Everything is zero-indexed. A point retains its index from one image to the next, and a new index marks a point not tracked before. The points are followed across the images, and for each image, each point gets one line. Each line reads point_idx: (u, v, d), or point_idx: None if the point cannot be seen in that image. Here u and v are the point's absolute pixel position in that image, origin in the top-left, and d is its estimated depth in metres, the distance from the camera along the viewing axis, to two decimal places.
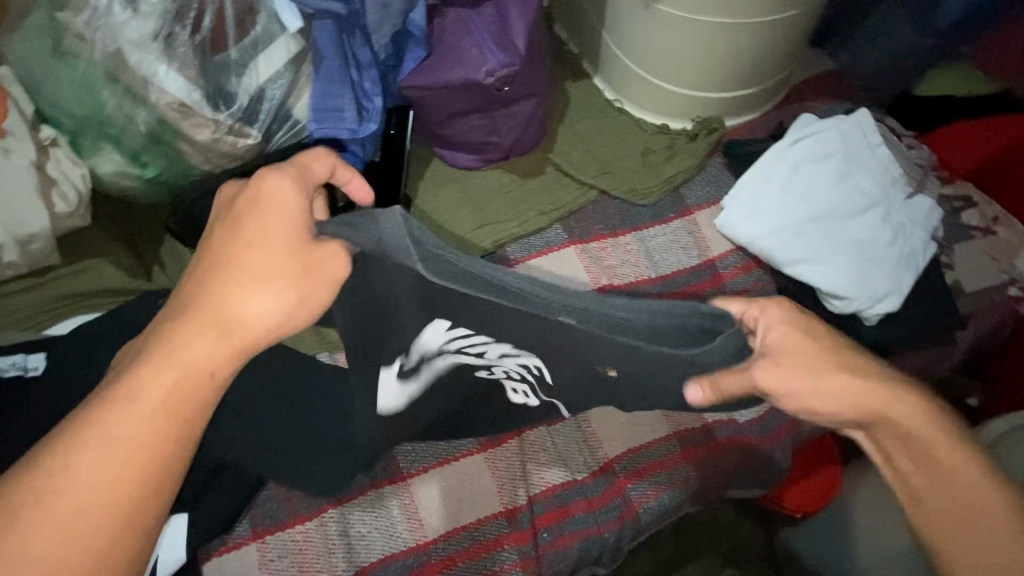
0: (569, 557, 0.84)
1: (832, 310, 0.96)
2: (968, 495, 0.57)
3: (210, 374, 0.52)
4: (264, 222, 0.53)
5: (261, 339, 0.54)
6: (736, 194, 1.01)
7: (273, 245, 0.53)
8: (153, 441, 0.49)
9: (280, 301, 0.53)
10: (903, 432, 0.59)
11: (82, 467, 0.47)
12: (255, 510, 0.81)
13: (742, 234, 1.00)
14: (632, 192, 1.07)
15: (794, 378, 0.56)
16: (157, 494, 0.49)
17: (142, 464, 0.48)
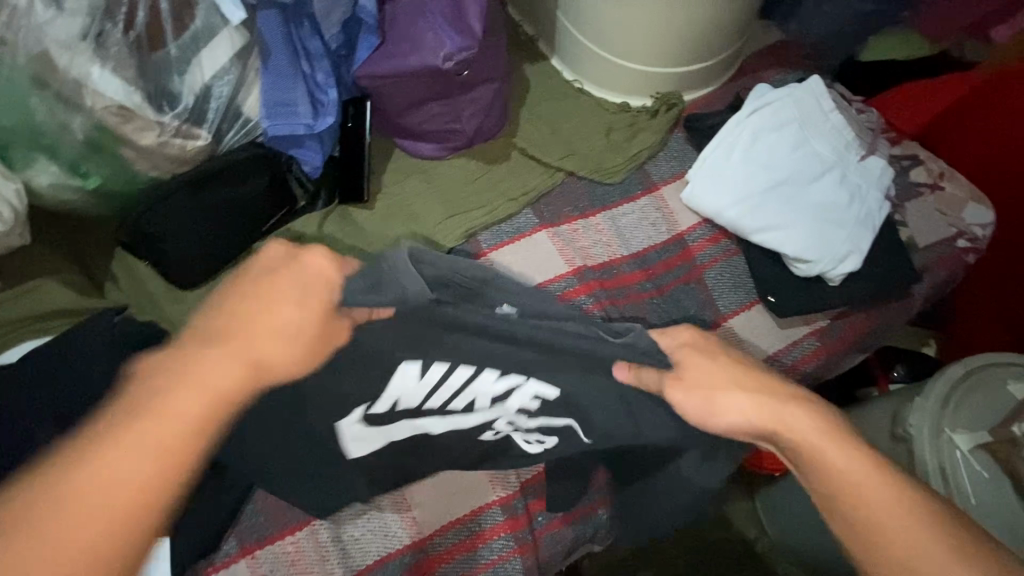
0: (564, 537, 0.86)
1: (799, 273, 0.99)
2: (875, 510, 0.56)
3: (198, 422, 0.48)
4: (290, 282, 0.54)
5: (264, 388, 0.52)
6: (698, 170, 1.03)
7: (295, 306, 0.53)
8: (134, 498, 0.45)
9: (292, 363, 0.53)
10: (805, 453, 0.60)
11: (92, 480, 0.44)
12: (240, 526, 0.78)
13: (708, 206, 1.01)
14: (599, 171, 1.08)
15: (706, 385, 0.62)
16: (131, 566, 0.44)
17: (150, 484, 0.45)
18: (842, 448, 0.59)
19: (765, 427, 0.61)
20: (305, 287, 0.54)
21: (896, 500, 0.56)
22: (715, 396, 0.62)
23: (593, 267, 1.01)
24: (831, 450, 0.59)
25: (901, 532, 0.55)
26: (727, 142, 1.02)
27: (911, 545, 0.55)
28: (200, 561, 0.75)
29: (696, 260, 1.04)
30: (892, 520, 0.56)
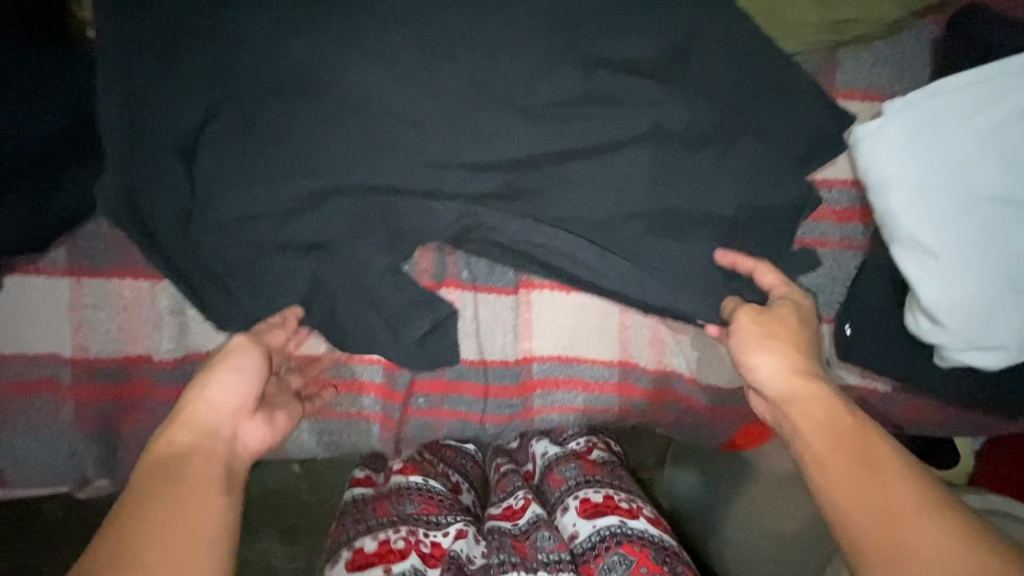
0: (435, 427, 0.74)
1: (908, 326, 0.67)
2: (843, 474, 0.50)
3: (185, 453, 0.50)
4: (192, 419, 0.52)
5: (213, 413, 0.53)
6: (910, 111, 0.63)
7: (184, 438, 0.51)
8: (190, 494, 0.47)
9: (237, 387, 0.55)
10: (803, 409, 0.56)
11: (150, 532, 0.43)
12: (77, 239, 0.61)
13: (879, 164, 0.63)
14: (776, 25, 0.65)
15: (775, 332, 0.60)
16: (217, 487, 0.48)
17: (199, 492, 0.47)
18: (831, 411, 0.55)
19: (785, 390, 0.57)
20: (202, 412, 0.53)
21: (860, 463, 0.50)
22: (758, 355, 0.59)
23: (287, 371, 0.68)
24: (862, 470, 0.50)
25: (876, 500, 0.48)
26: (985, 95, 0.61)
27: (854, 481, 0.50)
28: (9, 257, 0.58)
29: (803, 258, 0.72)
30: (861, 479, 0.49)
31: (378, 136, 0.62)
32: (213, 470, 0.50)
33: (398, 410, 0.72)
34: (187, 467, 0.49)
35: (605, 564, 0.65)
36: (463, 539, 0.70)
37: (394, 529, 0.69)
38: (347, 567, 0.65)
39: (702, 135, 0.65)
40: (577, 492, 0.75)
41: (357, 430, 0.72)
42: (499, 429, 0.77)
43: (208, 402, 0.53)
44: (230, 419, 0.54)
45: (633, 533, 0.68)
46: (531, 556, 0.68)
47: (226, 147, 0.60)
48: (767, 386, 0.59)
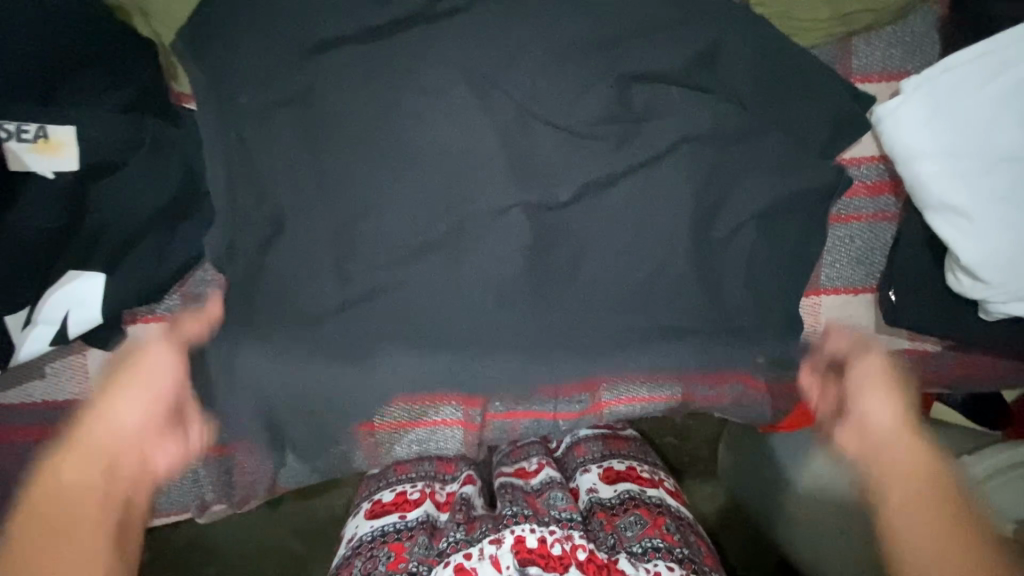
0: (513, 427, 0.80)
1: (950, 285, 0.71)
2: (935, 530, 0.52)
3: (72, 475, 0.52)
4: (90, 434, 0.55)
5: (115, 436, 0.56)
6: (928, 87, 0.68)
7: (77, 458, 0.53)
8: (83, 516, 0.50)
9: (143, 408, 0.59)
10: (887, 443, 0.60)
11: (38, 559, 0.47)
12: (186, 286, 0.70)
13: (904, 137, 0.69)
14: (792, 24, 0.71)
15: (866, 374, 0.67)
16: (119, 518, 0.52)
17: (94, 515, 0.51)
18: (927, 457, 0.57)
19: (892, 432, 0.61)
20: (99, 426, 0.56)
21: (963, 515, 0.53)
22: (863, 395, 0.65)
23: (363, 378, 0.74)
24: (952, 511, 0.53)
25: (932, 530, 0.52)
26: (1000, 65, 0.66)
27: (939, 513, 0.53)
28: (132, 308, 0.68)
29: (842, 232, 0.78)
30: (934, 512, 0.53)
31: (438, 164, 0.69)
32: (93, 507, 0.51)
33: (479, 415, 0.78)
34: (79, 482, 0.51)
35: (622, 523, 0.75)
36: (471, 485, 0.78)
37: (411, 483, 0.77)
38: (367, 515, 0.75)
39: (734, 132, 0.71)
40: (601, 461, 0.83)
41: (443, 436, 0.80)
42: (568, 423, 0.82)
43: (104, 419, 0.56)
44: (142, 440, 0.58)
45: (649, 500, 0.77)
46: (544, 512, 0.73)
47: (306, 191, 0.67)
48: (863, 413, 0.64)
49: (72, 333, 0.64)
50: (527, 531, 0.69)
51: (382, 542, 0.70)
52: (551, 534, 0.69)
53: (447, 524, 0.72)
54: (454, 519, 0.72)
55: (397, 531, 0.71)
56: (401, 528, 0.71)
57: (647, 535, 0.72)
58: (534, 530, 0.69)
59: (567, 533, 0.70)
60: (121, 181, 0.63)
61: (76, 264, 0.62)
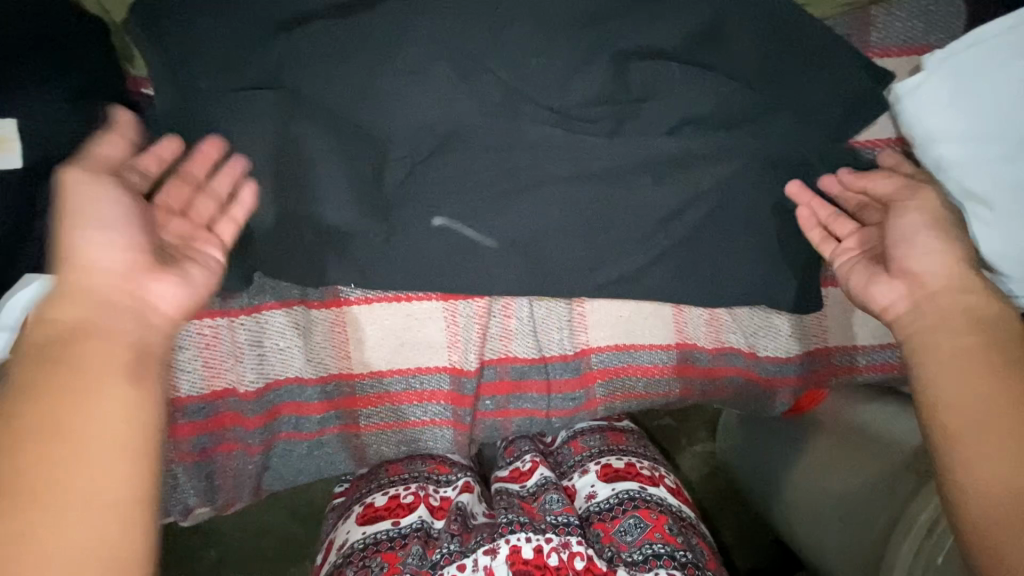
0: (504, 425, 0.78)
1: None
2: (1017, 409, 0.48)
3: (89, 329, 0.45)
4: (85, 293, 0.46)
5: (98, 274, 0.46)
6: (954, 64, 0.62)
7: (81, 307, 0.46)
8: (95, 379, 0.43)
9: (121, 245, 0.48)
10: (944, 325, 0.55)
11: (75, 432, 0.41)
12: None
13: (928, 118, 0.63)
14: None
15: (921, 216, 0.61)
16: (122, 369, 0.44)
17: (101, 374, 0.43)
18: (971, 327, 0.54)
19: (941, 283, 0.57)
20: (92, 279, 0.46)
21: (997, 353, 0.52)
22: (915, 238, 0.60)
23: (346, 378, 0.72)
24: (1001, 364, 0.51)
25: (999, 410, 0.49)
26: None
27: (1006, 401, 0.49)
28: None
29: None
30: (1012, 407, 0.49)
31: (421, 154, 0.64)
32: (116, 354, 0.45)
33: (469, 415, 0.75)
34: (85, 356, 0.43)
35: (621, 526, 0.72)
36: (468, 493, 0.76)
37: (404, 486, 0.75)
38: (359, 520, 0.73)
39: (739, 115, 0.65)
40: (599, 458, 0.80)
41: (432, 436, 0.76)
42: (562, 422, 0.79)
43: (88, 263, 0.47)
44: (124, 278, 0.47)
45: (650, 499, 0.74)
46: (539, 518, 0.72)
47: (283, 182, 0.63)
48: (924, 255, 0.59)
49: None
50: (522, 540, 0.69)
51: (377, 550, 0.69)
52: (547, 542, 0.69)
53: (442, 534, 0.71)
54: (449, 529, 0.71)
55: (391, 539, 0.70)
56: (394, 536, 0.70)
57: (648, 540, 0.71)
58: (530, 539, 0.69)
59: (563, 539, 0.70)
60: (66, 178, 0.58)
61: (33, 268, 0.57)
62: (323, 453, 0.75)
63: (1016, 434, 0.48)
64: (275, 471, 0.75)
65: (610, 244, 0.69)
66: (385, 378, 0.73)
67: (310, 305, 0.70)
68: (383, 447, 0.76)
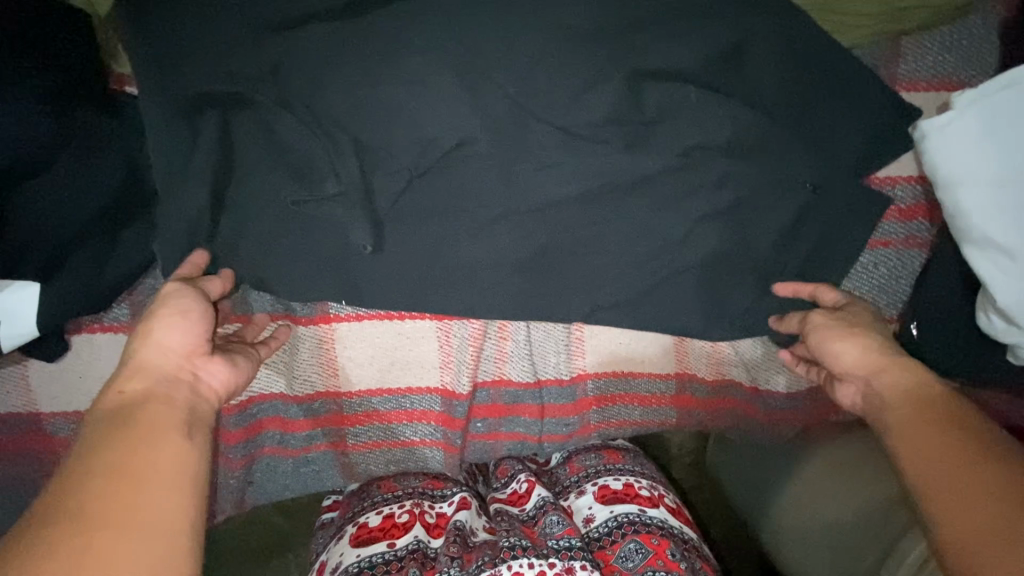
0: (495, 447, 0.75)
1: (979, 325, 0.64)
2: (937, 460, 0.47)
3: (155, 395, 0.49)
4: (145, 367, 0.50)
5: (159, 356, 0.52)
6: (987, 103, 0.59)
7: (145, 384, 0.50)
8: (152, 430, 0.46)
9: (187, 327, 0.53)
10: (891, 398, 0.54)
11: (139, 470, 0.43)
12: (135, 296, 0.63)
13: (952, 156, 0.60)
14: (834, 20, 0.61)
15: (839, 322, 0.61)
16: (183, 423, 0.48)
17: (165, 428, 0.47)
18: (905, 379, 0.55)
19: (867, 368, 0.57)
20: (153, 362, 0.51)
21: (930, 413, 0.51)
22: (828, 341, 0.61)
23: (332, 394, 0.70)
24: (926, 419, 0.51)
25: (937, 459, 0.47)
26: None
27: (931, 445, 0.48)
28: (74, 319, 0.61)
29: (867, 258, 0.71)
30: (931, 449, 0.48)
31: (420, 166, 0.61)
32: (175, 411, 0.48)
33: (460, 437, 0.73)
34: (144, 413, 0.47)
35: (622, 552, 0.68)
36: (465, 509, 0.70)
37: (398, 503, 0.70)
38: (353, 541, 0.67)
39: (756, 144, 0.62)
40: (595, 479, 0.75)
41: (421, 456, 0.74)
42: (553, 447, 0.77)
43: (158, 352, 0.51)
44: (188, 362, 0.53)
45: (651, 522, 0.70)
46: (541, 543, 0.66)
47: (273, 193, 0.60)
48: (842, 357, 0.59)
49: (9, 347, 0.57)
50: (525, 566, 0.63)
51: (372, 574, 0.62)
52: (550, 568, 0.63)
53: (440, 556, 0.64)
54: (449, 552, 0.64)
55: (386, 562, 0.64)
56: (390, 558, 0.64)
57: (650, 567, 0.66)
58: (532, 564, 0.63)
59: (567, 565, 0.63)
60: (50, 182, 0.55)
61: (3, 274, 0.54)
62: (306, 471, 0.73)
63: (944, 474, 0.46)
64: (259, 486, 0.73)
65: (614, 270, 0.66)
66: (373, 397, 0.71)
67: (298, 321, 0.68)
68: (369, 467, 0.74)
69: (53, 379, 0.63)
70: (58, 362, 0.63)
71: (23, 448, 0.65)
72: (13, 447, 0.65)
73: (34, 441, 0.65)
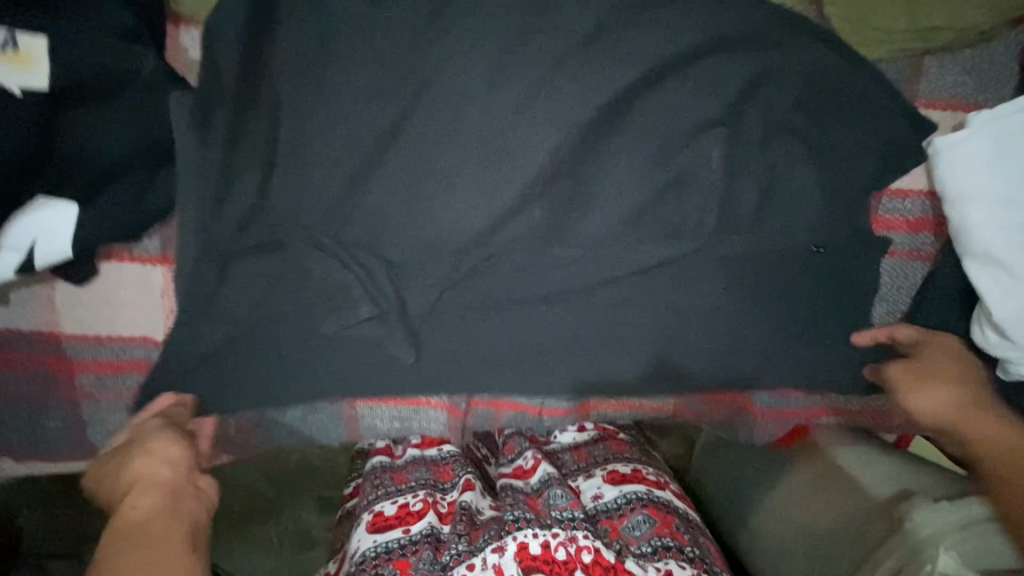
0: (497, 415, 0.80)
1: (974, 338, 0.67)
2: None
3: (160, 509, 0.54)
4: (144, 483, 0.57)
5: (158, 473, 0.58)
6: (994, 127, 0.63)
7: (148, 496, 0.55)
8: (162, 542, 0.51)
9: (178, 447, 0.60)
10: (988, 453, 0.61)
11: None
12: (166, 231, 0.64)
13: (960, 174, 0.63)
14: (863, 33, 0.64)
15: (933, 366, 0.66)
16: (187, 534, 0.54)
17: (173, 539, 0.52)
18: (996, 432, 0.62)
19: (955, 420, 0.64)
20: (151, 479, 0.57)
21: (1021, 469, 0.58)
22: (915, 390, 0.66)
23: None
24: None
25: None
26: None
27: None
28: (104, 244, 0.62)
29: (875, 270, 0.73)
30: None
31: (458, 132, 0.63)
32: (181, 524, 0.54)
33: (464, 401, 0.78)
34: (154, 527, 0.52)
35: (629, 522, 0.69)
36: (472, 491, 0.71)
37: (412, 493, 0.70)
38: (369, 528, 0.67)
39: (777, 144, 0.65)
40: (605, 465, 0.77)
41: (426, 417, 0.78)
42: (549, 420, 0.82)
43: (152, 464, 0.58)
44: (187, 477, 0.60)
45: (658, 500, 0.72)
46: (545, 513, 0.68)
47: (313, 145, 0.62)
48: (934, 409, 0.65)
49: (38, 265, 0.59)
50: (529, 536, 0.63)
51: (388, 560, 0.63)
52: (554, 537, 0.63)
53: (449, 535, 0.65)
54: (457, 530, 0.66)
55: (402, 546, 0.64)
56: (405, 542, 0.64)
57: (656, 534, 0.68)
58: (537, 534, 0.63)
59: (570, 534, 0.64)
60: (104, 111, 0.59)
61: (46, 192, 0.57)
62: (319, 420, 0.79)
63: None
64: (269, 424, 0.78)
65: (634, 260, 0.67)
66: None
67: None
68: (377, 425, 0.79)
69: (78, 301, 0.65)
70: (87, 285, 0.64)
71: (39, 367, 0.66)
72: (29, 363, 0.66)
73: (52, 362, 0.66)
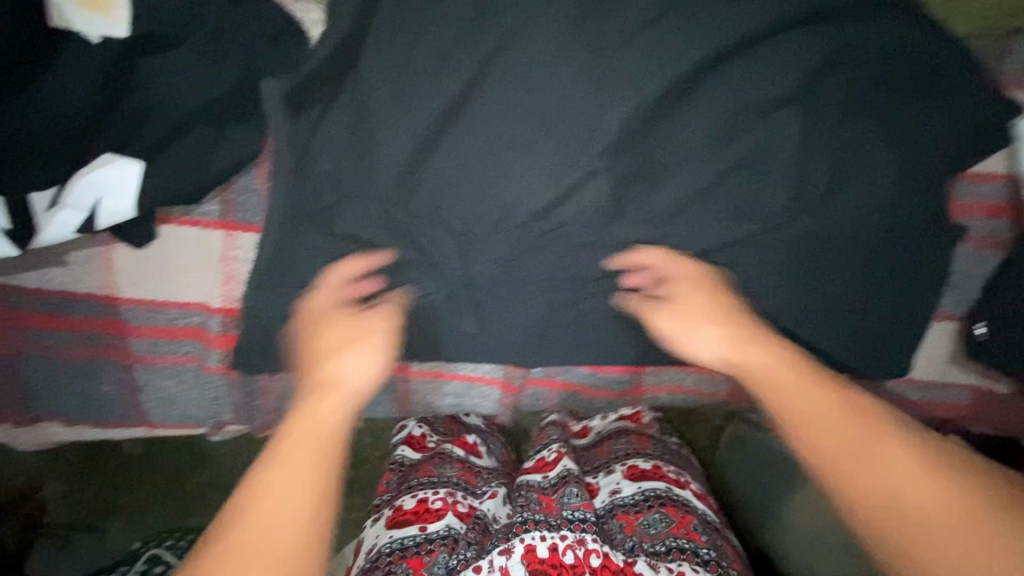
0: (549, 395, 0.77)
1: None
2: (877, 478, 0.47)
3: (320, 432, 0.48)
4: (332, 389, 0.52)
5: (344, 382, 0.52)
6: None
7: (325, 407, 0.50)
8: (301, 477, 0.45)
9: (371, 363, 0.55)
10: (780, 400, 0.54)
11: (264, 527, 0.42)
12: (229, 192, 0.63)
13: None
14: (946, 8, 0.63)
15: (690, 305, 0.61)
16: (328, 472, 0.46)
17: (312, 479, 0.45)
18: (834, 400, 0.52)
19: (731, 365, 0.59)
20: (338, 388, 0.52)
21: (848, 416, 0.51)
22: (691, 334, 0.61)
23: None
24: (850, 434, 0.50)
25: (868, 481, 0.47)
26: None
27: (874, 462, 0.48)
28: (165, 204, 0.61)
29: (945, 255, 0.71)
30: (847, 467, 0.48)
31: None
32: (323, 459, 0.46)
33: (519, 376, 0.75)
34: (301, 451, 0.46)
35: (645, 520, 0.71)
36: (494, 500, 0.74)
37: (432, 489, 0.72)
38: (387, 523, 0.70)
39: (858, 119, 0.63)
40: (625, 460, 0.77)
41: (478, 393, 0.75)
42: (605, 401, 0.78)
43: (340, 370, 0.53)
44: (363, 392, 0.53)
45: (677, 499, 0.72)
46: (557, 512, 0.69)
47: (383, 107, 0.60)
48: (709, 349, 0.60)
49: (100, 224, 0.60)
50: (537, 539, 0.64)
51: (404, 556, 0.65)
52: (562, 539, 0.65)
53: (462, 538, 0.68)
54: (470, 536, 0.68)
55: (418, 544, 0.67)
56: (421, 540, 0.67)
57: (671, 534, 0.69)
58: (545, 537, 0.64)
59: (578, 537, 0.65)
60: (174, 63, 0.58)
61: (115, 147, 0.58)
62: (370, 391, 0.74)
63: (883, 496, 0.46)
64: None
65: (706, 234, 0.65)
66: None
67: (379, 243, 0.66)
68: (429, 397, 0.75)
69: (136, 264, 0.63)
70: (146, 247, 0.63)
71: (93, 328, 0.65)
72: (83, 324, 0.65)
73: (107, 325, 0.65)
